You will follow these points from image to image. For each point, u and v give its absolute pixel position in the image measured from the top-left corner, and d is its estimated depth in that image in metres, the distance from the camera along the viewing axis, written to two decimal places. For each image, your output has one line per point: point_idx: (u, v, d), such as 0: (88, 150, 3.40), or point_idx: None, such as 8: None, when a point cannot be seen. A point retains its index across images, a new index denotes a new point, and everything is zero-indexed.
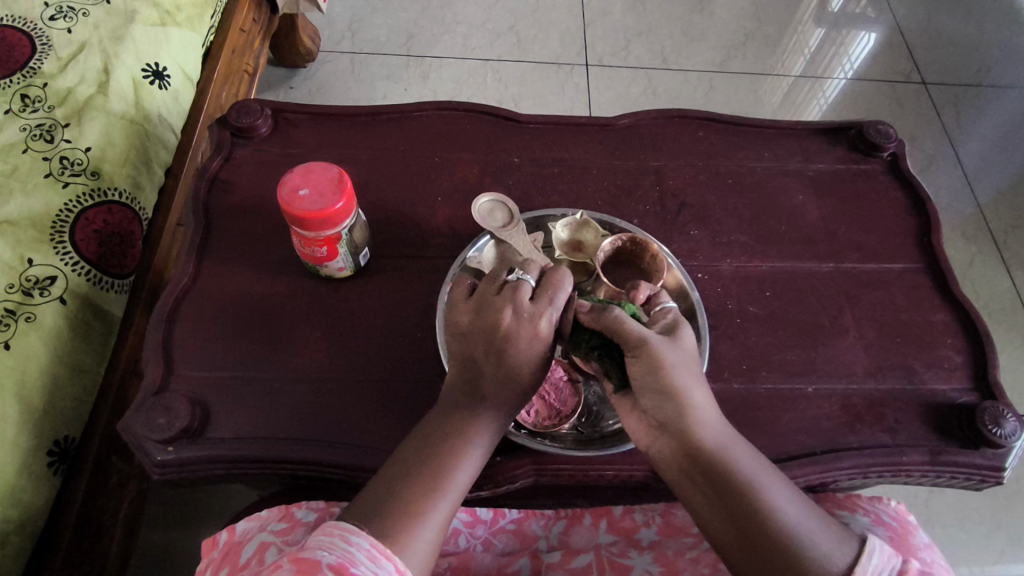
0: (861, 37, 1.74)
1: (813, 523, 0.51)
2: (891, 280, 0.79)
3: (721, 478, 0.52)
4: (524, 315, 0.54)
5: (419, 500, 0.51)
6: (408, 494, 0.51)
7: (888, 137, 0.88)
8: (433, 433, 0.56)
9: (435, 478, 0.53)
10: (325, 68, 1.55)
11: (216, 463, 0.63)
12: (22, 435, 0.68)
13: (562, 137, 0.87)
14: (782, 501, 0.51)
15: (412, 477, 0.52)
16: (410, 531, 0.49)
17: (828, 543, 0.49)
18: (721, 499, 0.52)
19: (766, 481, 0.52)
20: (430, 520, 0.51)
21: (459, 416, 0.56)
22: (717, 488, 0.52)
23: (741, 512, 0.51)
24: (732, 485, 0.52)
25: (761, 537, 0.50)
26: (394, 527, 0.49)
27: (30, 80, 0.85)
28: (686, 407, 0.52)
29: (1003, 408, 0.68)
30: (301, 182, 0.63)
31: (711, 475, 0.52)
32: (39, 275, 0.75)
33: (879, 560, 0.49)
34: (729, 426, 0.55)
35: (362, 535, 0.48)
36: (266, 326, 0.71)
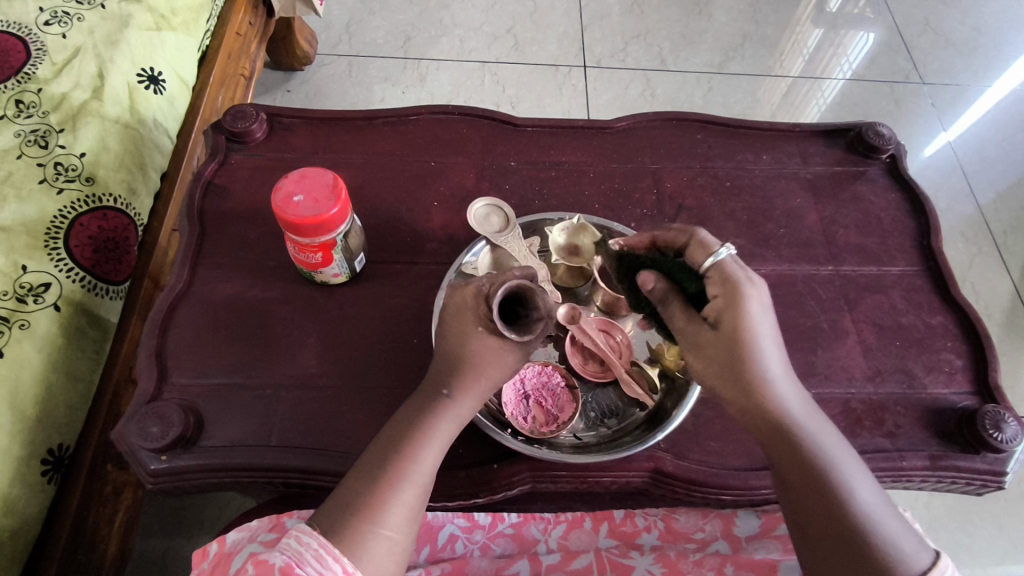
0: (860, 38, 1.73)
1: (892, 517, 0.48)
2: (890, 283, 0.78)
3: (802, 463, 0.50)
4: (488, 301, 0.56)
5: (373, 498, 0.49)
6: (364, 492, 0.50)
7: (886, 138, 0.87)
8: (401, 424, 0.54)
9: (392, 473, 0.51)
10: (322, 71, 1.54)
11: (212, 470, 0.62)
12: (15, 443, 0.67)
13: (560, 140, 0.86)
14: (862, 488, 0.49)
15: (370, 473, 0.51)
16: (363, 531, 0.48)
17: (900, 538, 0.47)
18: (803, 485, 0.50)
19: (846, 467, 0.50)
20: (385, 520, 0.49)
21: (424, 409, 0.54)
22: (797, 474, 0.50)
23: (818, 501, 0.49)
24: (810, 470, 0.50)
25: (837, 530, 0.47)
26: (348, 528, 0.48)
27: (25, 86, 0.84)
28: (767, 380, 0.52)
29: (1004, 412, 0.67)
30: (294, 188, 0.62)
31: (789, 459, 0.51)
32: (33, 282, 0.74)
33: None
34: (813, 407, 0.53)
35: (312, 535, 0.47)
36: (262, 332, 0.70)
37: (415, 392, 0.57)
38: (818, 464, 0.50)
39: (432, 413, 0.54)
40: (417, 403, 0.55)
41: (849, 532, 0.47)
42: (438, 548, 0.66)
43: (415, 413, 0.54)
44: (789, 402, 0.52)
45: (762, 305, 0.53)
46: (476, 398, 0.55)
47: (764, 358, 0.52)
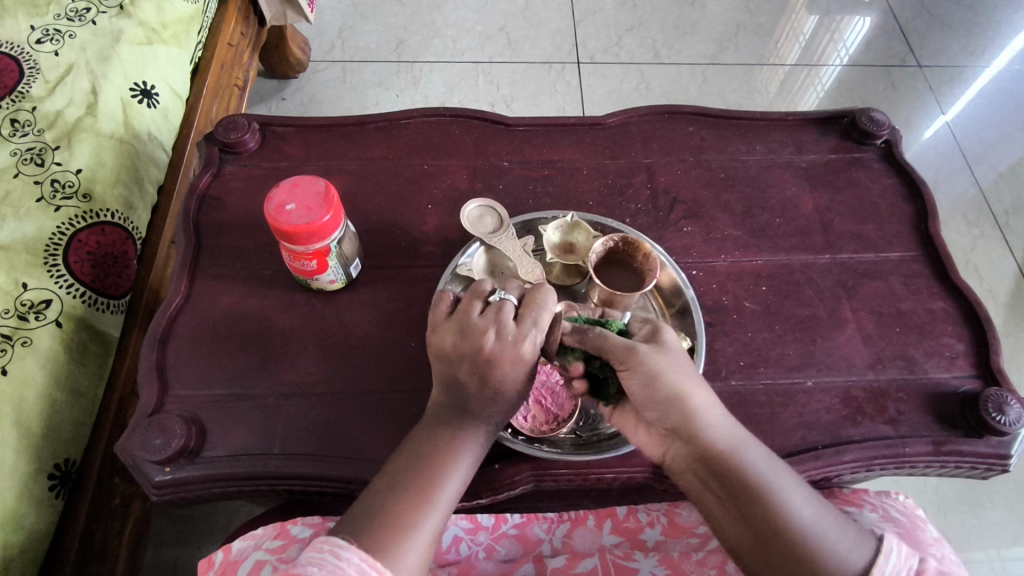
0: (855, 23, 1.72)
1: (830, 524, 0.52)
2: (888, 270, 0.78)
3: (740, 487, 0.53)
4: (507, 339, 0.54)
5: (410, 512, 0.51)
6: (402, 509, 0.51)
7: (880, 124, 0.87)
8: (432, 440, 0.56)
9: (422, 490, 0.53)
10: (316, 78, 1.55)
11: (216, 480, 0.63)
12: (21, 459, 0.68)
13: (552, 138, 0.86)
14: (792, 493, 0.53)
15: (405, 486, 0.53)
16: (399, 543, 0.50)
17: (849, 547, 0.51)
18: (741, 506, 0.53)
19: (778, 477, 0.54)
20: (420, 533, 0.51)
21: (455, 424, 0.57)
22: (731, 497, 0.53)
23: (755, 520, 0.52)
24: (742, 488, 0.53)
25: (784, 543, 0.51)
26: (381, 539, 0.50)
27: (19, 105, 0.85)
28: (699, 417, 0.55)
29: (1007, 395, 0.67)
30: (287, 197, 0.63)
31: (724, 484, 0.54)
32: (34, 299, 0.75)
33: (897, 560, 0.51)
34: (737, 427, 0.57)
35: (353, 550, 0.48)
36: (261, 341, 0.71)
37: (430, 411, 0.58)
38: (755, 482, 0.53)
39: (463, 429, 0.57)
40: (443, 417, 0.57)
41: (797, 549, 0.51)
42: (443, 551, 0.66)
43: (442, 433, 0.56)
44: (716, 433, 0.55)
45: (674, 346, 0.57)
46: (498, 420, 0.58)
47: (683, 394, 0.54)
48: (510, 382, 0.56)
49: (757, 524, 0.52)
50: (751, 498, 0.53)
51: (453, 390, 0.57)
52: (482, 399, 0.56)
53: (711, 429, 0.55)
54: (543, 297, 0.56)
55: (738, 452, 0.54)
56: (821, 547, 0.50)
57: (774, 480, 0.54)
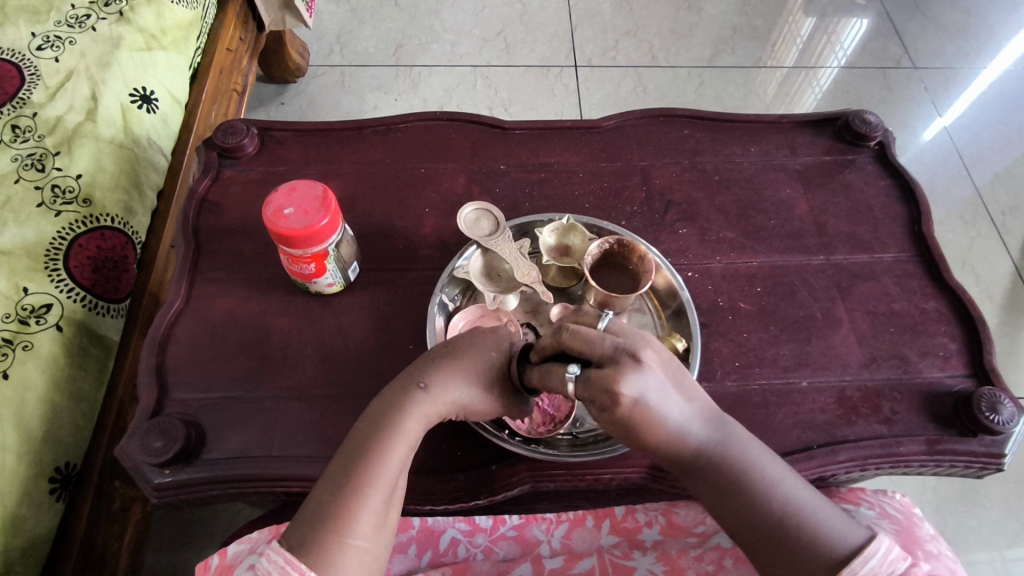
0: (851, 26, 1.73)
1: (818, 503, 0.53)
2: (883, 271, 0.78)
3: (725, 480, 0.54)
4: (500, 348, 0.61)
5: (344, 505, 0.50)
6: (333, 501, 0.51)
7: (874, 126, 0.88)
8: (370, 425, 0.55)
9: (355, 478, 0.52)
10: (315, 82, 1.55)
11: (216, 482, 0.63)
12: (22, 463, 0.68)
13: (549, 141, 0.87)
14: (778, 479, 0.54)
15: (336, 479, 0.52)
16: (329, 540, 0.49)
17: (834, 529, 0.51)
18: (725, 498, 0.54)
19: (764, 464, 0.55)
20: (353, 526, 0.50)
21: (391, 405, 0.56)
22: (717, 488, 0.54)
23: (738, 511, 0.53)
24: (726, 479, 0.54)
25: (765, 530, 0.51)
26: (316, 535, 0.49)
27: (20, 111, 0.86)
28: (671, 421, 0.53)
29: (1000, 394, 0.67)
30: (285, 202, 0.63)
31: (709, 476, 0.55)
32: (35, 303, 0.76)
33: (878, 561, 0.48)
34: (721, 416, 0.57)
35: (279, 552, 0.48)
36: (260, 344, 0.71)
37: (378, 395, 0.58)
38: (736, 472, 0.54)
39: (401, 407, 0.56)
40: (384, 400, 0.57)
41: (779, 535, 0.51)
42: (440, 554, 0.67)
43: (380, 416, 0.56)
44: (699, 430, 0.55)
45: (649, 363, 0.51)
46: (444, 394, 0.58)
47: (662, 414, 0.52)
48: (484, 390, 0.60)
49: (742, 514, 0.53)
50: (734, 490, 0.54)
51: (420, 381, 0.58)
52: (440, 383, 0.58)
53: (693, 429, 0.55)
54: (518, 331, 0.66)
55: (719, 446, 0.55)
56: (805, 530, 0.51)
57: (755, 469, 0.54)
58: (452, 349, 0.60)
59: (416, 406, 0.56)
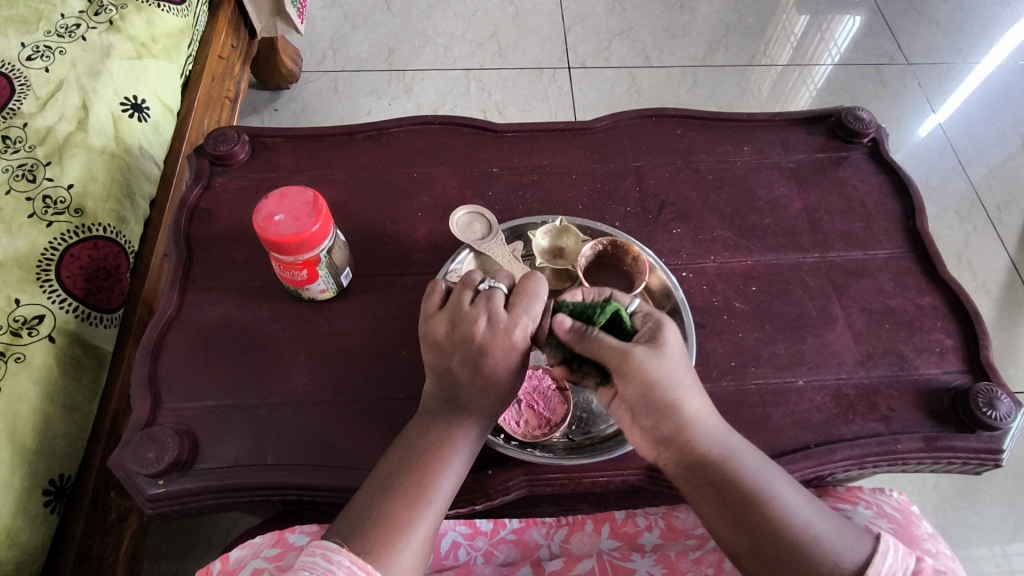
0: (844, 23, 1.74)
1: (825, 518, 0.53)
2: (878, 267, 0.78)
3: (736, 493, 0.53)
4: (500, 326, 0.55)
5: (405, 520, 0.51)
6: (392, 511, 0.52)
7: (866, 123, 0.87)
8: (420, 441, 0.57)
9: (416, 492, 0.53)
10: (308, 88, 1.55)
11: (210, 492, 0.63)
12: (16, 475, 0.68)
13: (541, 144, 0.87)
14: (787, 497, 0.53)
15: (393, 490, 0.53)
16: (395, 550, 0.50)
17: (844, 545, 0.51)
18: (738, 517, 0.52)
19: (777, 482, 0.54)
20: (415, 541, 0.51)
21: (445, 422, 0.57)
22: (733, 504, 0.53)
23: (755, 533, 0.51)
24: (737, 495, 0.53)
25: (783, 550, 0.50)
26: (378, 544, 0.50)
27: (10, 122, 0.86)
28: (692, 418, 0.54)
29: (997, 389, 0.67)
30: (276, 208, 0.63)
31: (717, 488, 0.53)
32: (27, 315, 0.75)
33: (894, 560, 0.51)
34: (728, 431, 0.56)
35: (343, 553, 0.48)
36: (253, 352, 0.71)
37: (422, 411, 0.59)
38: (751, 487, 0.53)
39: (455, 427, 0.57)
40: (433, 418, 0.58)
41: (795, 551, 0.50)
42: (442, 557, 0.66)
43: (432, 433, 0.57)
44: (711, 438, 0.54)
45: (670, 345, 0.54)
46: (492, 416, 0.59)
47: (682, 407, 0.54)
48: (501, 371, 0.57)
49: (753, 530, 0.52)
50: (751, 506, 0.52)
51: (446, 380, 0.58)
52: (472, 391, 0.57)
53: (704, 437, 0.54)
54: (534, 286, 0.57)
55: (731, 456, 0.54)
56: (820, 550, 0.50)
57: (772, 486, 0.53)
58: (460, 336, 0.56)
59: (470, 428, 0.58)
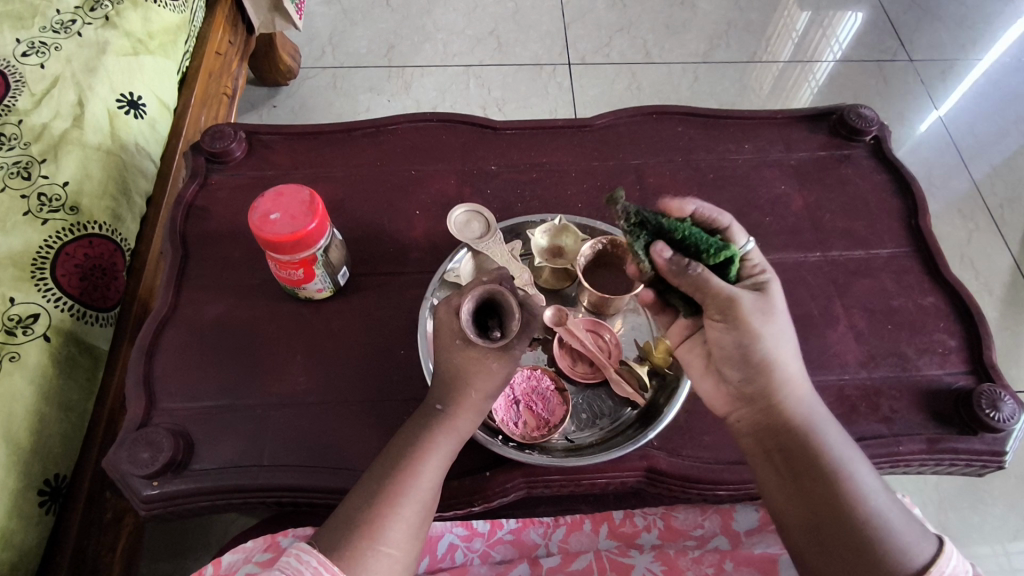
0: (846, 19, 1.72)
1: (899, 517, 0.50)
2: (880, 267, 0.77)
3: (805, 465, 0.53)
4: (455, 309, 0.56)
5: (374, 514, 0.50)
6: (364, 511, 0.50)
7: (869, 120, 0.87)
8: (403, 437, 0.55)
9: (387, 490, 0.51)
10: (307, 85, 1.54)
11: (206, 493, 0.62)
12: (10, 475, 0.68)
13: (540, 141, 0.86)
14: (865, 479, 0.52)
15: (368, 487, 0.52)
16: (362, 548, 0.49)
17: (910, 539, 0.49)
18: (806, 482, 0.52)
19: (855, 469, 0.52)
20: (384, 538, 0.50)
21: (425, 417, 0.55)
22: (802, 474, 0.53)
23: (823, 505, 0.51)
24: (810, 463, 0.53)
25: (842, 527, 0.50)
26: (348, 542, 0.49)
27: (5, 118, 0.85)
28: (781, 387, 0.55)
29: (1001, 390, 0.66)
30: (272, 207, 0.62)
31: (796, 449, 0.54)
32: (21, 314, 0.74)
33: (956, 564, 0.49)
34: (823, 410, 0.56)
35: (312, 553, 0.48)
36: (250, 352, 0.70)
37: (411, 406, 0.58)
38: (824, 463, 0.52)
39: (433, 421, 0.55)
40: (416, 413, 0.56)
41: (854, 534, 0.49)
42: (438, 559, 0.66)
43: (412, 427, 0.55)
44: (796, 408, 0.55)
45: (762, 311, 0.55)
46: (473, 409, 0.56)
47: (776, 361, 0.55)
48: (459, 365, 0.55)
49: (813, 502, 0.51)
50: (817, 479, 0.52)
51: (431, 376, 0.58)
52: (446, 388, 0.56)
53: (791, 405, 0.55)
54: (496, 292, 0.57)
55: (812, 430, 0.54)
56: (881, 537, 0.49)
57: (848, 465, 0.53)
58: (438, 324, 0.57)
59: (450, 420, 0.55)
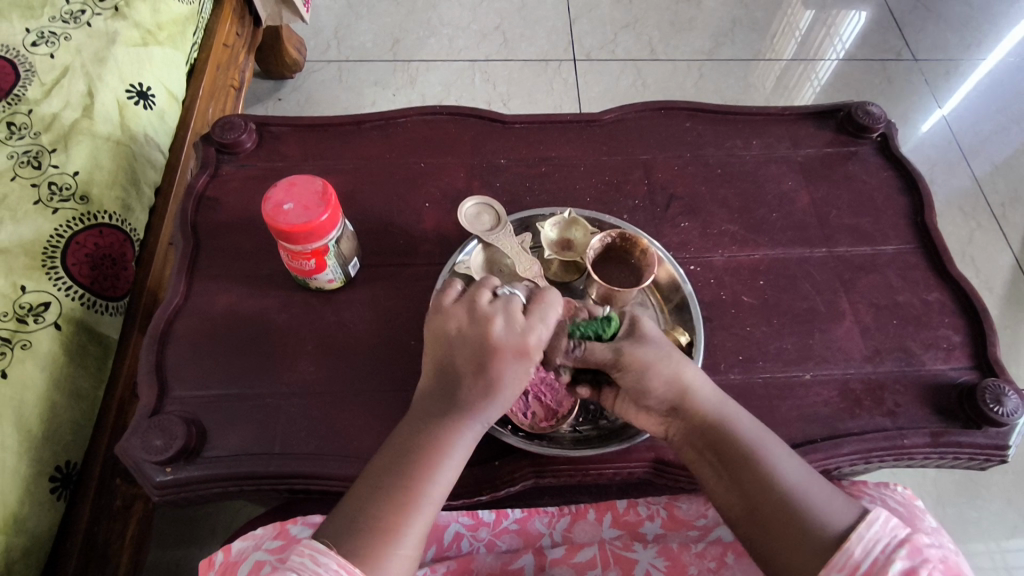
0: (851, 18, 1.73)
1: (815, 489, 0.55)
2: (886, 263, 0.78)
3: (726, 458, 0.58)
4: (514, 328, 0.55)
5: (391, 519, 0.51)
6: (380, 514, 0.51)
7: (876, 118, 0.87)
8: (417, 436, 0.55)
9: (405, 493, 0.52)
10: (313, 78, 1.54)
11: (217, 480, 0.63)
12: (22, 462, 0.68)
13: (549, 135, 0.86)
14: (781, 465, 0.56)
15: (385, 488, 0.52)
16: (385, 551, 0.50)
17: (828, 509, 0.53)
18: (734, 485, 0.57)
19: (769, 454, 0.57)
20: (402, 541, 0.51)
21: (443, 419, 0.56)
22: (723, 467, 0.58)
23: (745, 493, 0.56)
24: (733, 468, 0.57)
25: (765, 510, 0.54)
26: (366, 545, 0.50)
27: (15, 108, 0.85)
28: (687, 391, 0.59)
29: (1004, 385, 0.67)
30: (285, 197, 0.63)
31: (717, 465, 0.58)
32: (34, 302, 0.75)
33: (881, 528, 0.50)
34: (732, 403, 0.60)
35: (330, 556, 0.48)
36: (261, 341, 0.71)
37: (420, 403, 0.57)
38: (740, 454, 0.57)
39: (451, 425, 0.55)
40: (430, 414, 0.56)
41: (776, 513, 0.53)
42: (444, 548, 0.67)
43: (428, 428, 0.55)
44: (707, 407, 0.59)
45: (654, 338, 0.60)
46: (494, 415, 0.57)
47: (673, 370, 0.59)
48: (505, 377, 0.55)
49: (738, 492, 0.56)
50: (737, 469, 0.57)
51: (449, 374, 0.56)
52: (475, 390, 0.55)
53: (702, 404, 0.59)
54: (548, 297, 0.57)
55: (725, 425, 0.58)
56: (801, 510, 0.53)
57: (763, 451, 0.57)
58: (477, 331, 0.55)
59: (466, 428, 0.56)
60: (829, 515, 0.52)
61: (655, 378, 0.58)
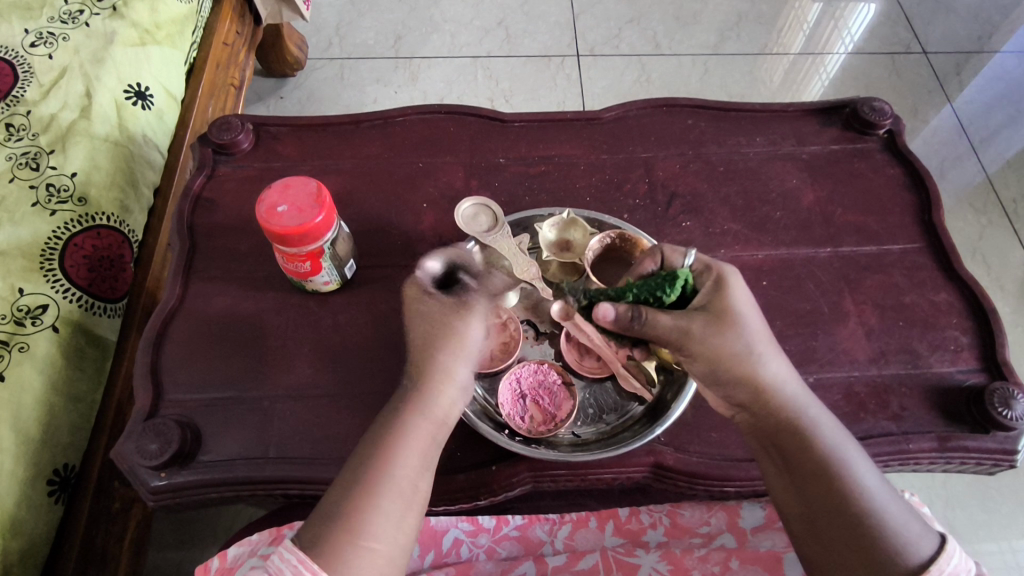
0: (860, 10, 1.70)
1: (899, 509, 0.50)
2: (892, 262, 0.77)
3: (799, 456, 0.53)
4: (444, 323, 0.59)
5: (353, 508, 0.49)
6: (342, 508, 0.49)
7: (882, 114, 0.85)
8: (379, 431, 0.54)
9: (366, 483, 0.50)
10: (314, 76, 1.54)
11: (212, 485, 0.63)
12: (19, 465, 0.68)
13: (549, 134, 0.85)
14: (865, 476, 0.51)
15: (347, 482, 0.51)
16: (344, 545, 0.47)
17: (909, 534, 0.48)
18: (801, 485, 0.52)
19: (853, 462, 0.52)
20: (365, 533, 0.48)
21: (401, 412, 0.55)
22: (795, 465, 0.53)
23: (821, 499, 0.50)
24: (807, 468, 0.52)
25: (837, 522, 0.49)
26: (327, 538, 0.48)
27: (13, 109, 0.85)
28: (763, 380, 0.54)
29: (1013, 389, 0.65)
30: (279, 199, 0.62)
31: (791, 457, 0.53)
32: (31, 304, 0.75)
33: (958, 561, 0.48)
34: (810, 396, 0.56)
35: (293, 550, 0.47)
36: (257, 344, 0.70)
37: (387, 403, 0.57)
38: (820, 456, 0.52)
39: (409, 414, 0.54)
40: (392, 412, 0.55)
41: (851, 527, 0.49)
42: (443, 554, 0.66)
43: (390, 421, 0.54)
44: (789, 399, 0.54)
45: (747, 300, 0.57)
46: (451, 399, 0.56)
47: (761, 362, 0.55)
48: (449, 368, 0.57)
49: (808, 496, 0.51)
50: (812, 470, 0.52)
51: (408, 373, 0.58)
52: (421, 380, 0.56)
53: (784, 396, 0.54)
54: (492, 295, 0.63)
55: (803, 418, 0.54)
56: (886, 531, 0.48)
57: (843, 455, 0.52)
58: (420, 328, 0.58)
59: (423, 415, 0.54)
60: (908, 538, 0.48)
61: (737, 348, 0.54)
